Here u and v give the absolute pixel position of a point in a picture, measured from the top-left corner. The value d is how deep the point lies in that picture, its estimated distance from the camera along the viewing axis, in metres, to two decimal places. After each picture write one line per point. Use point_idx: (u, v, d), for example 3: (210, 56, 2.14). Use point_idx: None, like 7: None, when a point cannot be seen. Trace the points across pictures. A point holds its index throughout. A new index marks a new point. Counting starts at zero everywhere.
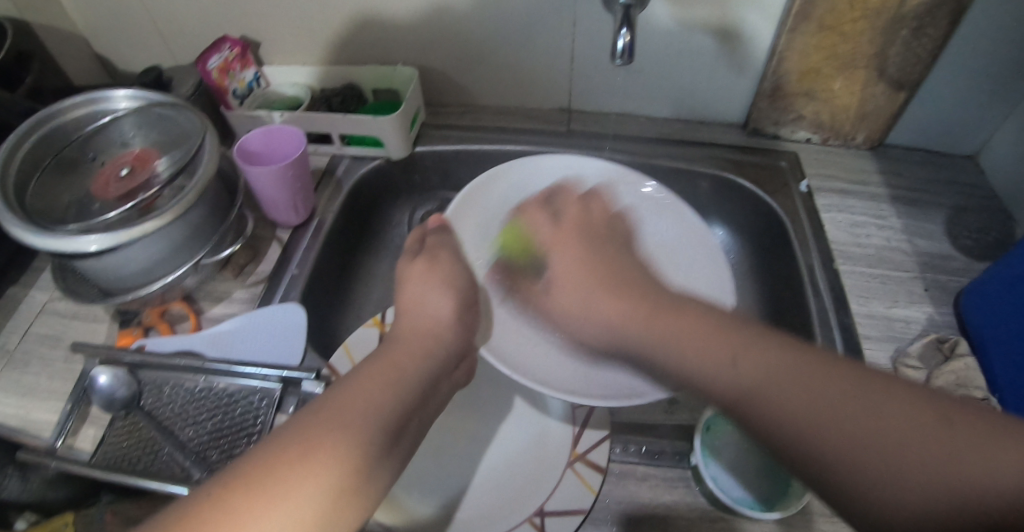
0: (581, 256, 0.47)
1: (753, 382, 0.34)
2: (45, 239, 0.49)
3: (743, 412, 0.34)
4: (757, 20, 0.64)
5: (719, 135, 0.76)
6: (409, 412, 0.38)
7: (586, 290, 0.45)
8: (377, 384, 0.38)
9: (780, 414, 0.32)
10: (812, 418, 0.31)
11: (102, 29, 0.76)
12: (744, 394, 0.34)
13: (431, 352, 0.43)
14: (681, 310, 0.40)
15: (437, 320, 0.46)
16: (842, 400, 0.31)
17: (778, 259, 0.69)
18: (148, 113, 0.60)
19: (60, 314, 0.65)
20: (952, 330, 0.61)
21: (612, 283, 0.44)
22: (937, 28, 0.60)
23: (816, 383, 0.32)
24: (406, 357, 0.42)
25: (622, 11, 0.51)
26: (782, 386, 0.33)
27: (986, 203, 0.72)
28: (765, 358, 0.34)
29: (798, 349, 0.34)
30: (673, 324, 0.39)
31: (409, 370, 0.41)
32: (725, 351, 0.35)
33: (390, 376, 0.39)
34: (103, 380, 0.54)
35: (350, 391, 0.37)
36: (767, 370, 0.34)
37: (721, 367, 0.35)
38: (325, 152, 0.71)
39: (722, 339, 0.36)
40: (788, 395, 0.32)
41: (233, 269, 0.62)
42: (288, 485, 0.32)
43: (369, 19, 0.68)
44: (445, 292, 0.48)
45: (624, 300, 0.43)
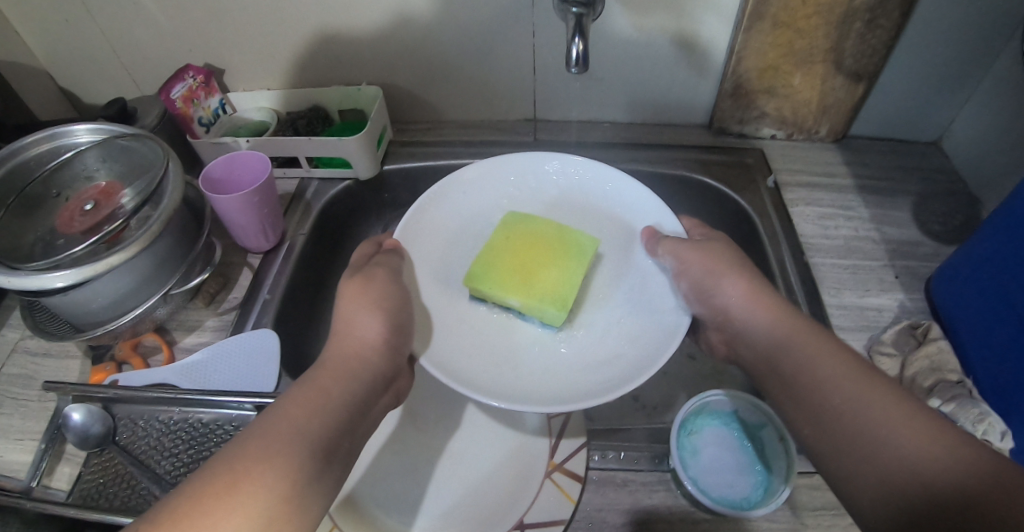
0: (705, 249, 0.52)
1: (837, 381, 0.41)
2: (8, 277, 0.48)
3: (784, 369, 0.45)
4: (713, 21, 0.65)
5: (685, 136, 0.77)
6: (340, 432, 0.38)
7: (740, 295, 0.49)
8: (306, 409, 0.38)
9: (823, 402, 0.41)
10: (830, 383, 0.42)
11: (64, 63, 0.75)
12: (812, 380, 0.43)
13: (356, 375, 0.42)
14: (794, 320, 0.46)
15: (363, 342, 0.44)
16: (889, 409, 0.39)
17: (750, 255, 0.69)
18: (111, 145, 0.60)
19: (32, 353, 0.64)
20: (924, 316, 0.62)
21: (776, 309, 0.47)
22: (889, 19, 0.62)
23: (875, 395, 0.39)
24: (338, 380, 0.41)
25: (574, 19, 0.51)
26: (850, 386, 0.41)
27: (951, 188, 0.73)
28: (800, 329, 0.45)
29: (875, 372, 0.41)
30: (779, 327, 0.46)
31: (334, 395, 0.40)
32: (774, 317, 0.47)
33: (316, 404, 0.39)
34: (76, 417, 0.53)
35: (279, 415, 0.37)
36: (797, 339, 0.45)
37: (811, 369, 0.43)
38: (294, 175, 0.70)
39: (770, 311, 0.47)
40: (806, 359, 0.44)
41: (204, 297, 0.62)
42: (222, 510, 0.32)
43: (330, 40, 0.69)
44: (375, 313, 0.46)
45: (780, 316, 0.47)
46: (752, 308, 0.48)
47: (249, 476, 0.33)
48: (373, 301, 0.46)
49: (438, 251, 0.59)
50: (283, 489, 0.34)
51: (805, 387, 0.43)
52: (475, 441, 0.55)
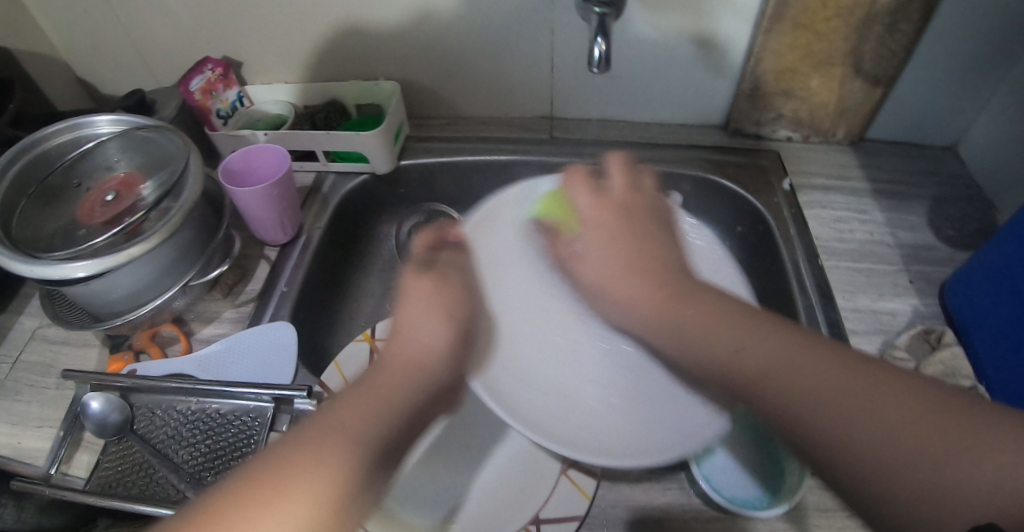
0: (616, 235, 0.45)
1: (759, 370, 0.34)
2: (32, 267, 0.49)
3: (682, 354, 0.38)
4: (732, 22, 0.65)
5: (701, 136, 0.76)
6: (400, 429, 0.36)
7: (633, 286, 0.41)
8: (370, 403, 0.36)
9: (766, 395, 0.34)
10: (810, 389, 0.32)
11: (84, 53, 0.76)
12: (738, 376, 0.35)
13: (423, 378, 0.40)
14: (657, 283, 0.41)
15: (428, 345, 0.41)
16: (849, 380, 0.32)
17: (764, 258, 0.69)
18: (131, 137, 0.60)
19: (50, 340, 0.64)
20: (938, 321, 0.62)
21: (643, 270, 0.42)
22: (909, 23, 0.61)
23: (825, 371, 0.32)
24: (400, 377, 0.39)
25: (597, 19, 0.51)
26: (787, 366, 0.33)
27: (967, 193, 0.73)
28: (734, 324, 0.37)
29: (810, 341, 0.34)
30: (652, 300, 0.40)
31: (398, 396, 0.37)
32: (703, 314, 0.38)
33: (377, 400, 0.37)
34: (95, 405, 0.54)
35: (342, 411, 0.36)
36: (714, 343, 0.36)
37: (733, 356, 0.35)
38: (310, 169, 0.71)
39: (672, 306, 0.39)
40: (742, 361, 0.35)
41: (221, 289, 0.62)
42: (284, 495, 0.31)
43: (348, 34, 0.69)
44: (444, 320, 0.43)
45: (630, 275, 0.42)
46: (614, 265, 0.44)
47: (312, 468, 0.32)
48: (443, 303, 0.45)
49: (497, 272, 0.60)
50: (344, 486, 0.32)
51: (766, 404, 0.34)
52: (487, 437, 0.55)
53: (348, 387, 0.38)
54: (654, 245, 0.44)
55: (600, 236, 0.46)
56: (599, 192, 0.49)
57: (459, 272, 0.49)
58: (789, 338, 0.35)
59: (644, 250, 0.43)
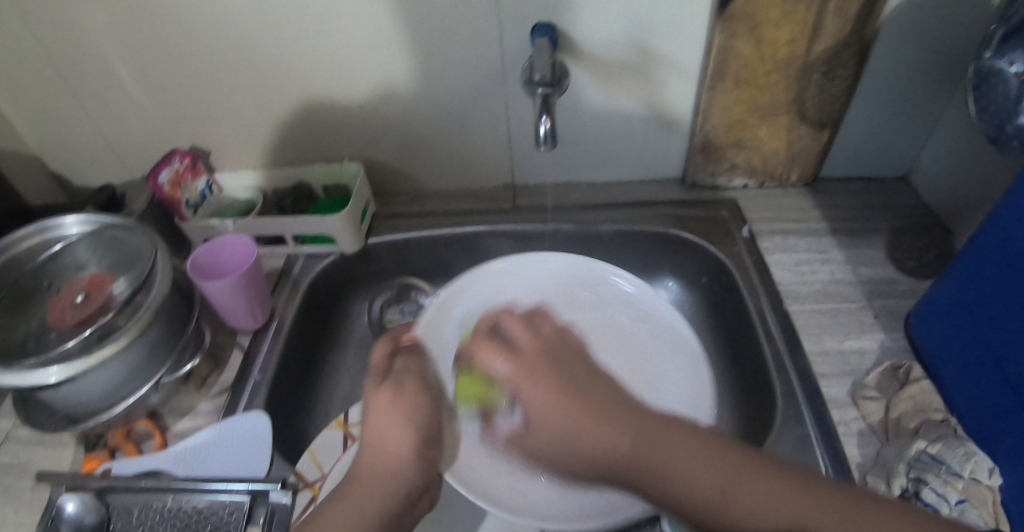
0: (550, 386, 0.44)
1: (725, 487, 0.36)
2: (2, 375, 0.49)
3: (647, 482, 0.39)
4: (678, 83, 0.68)
5: (660, 192, 0.79)
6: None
7: (559, 408, 0.43)
8: (352, 513, 0.42)
9: (739, 516, 0.36)
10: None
11: (57, 151, 0.78)
12: (705, 502, 0.37)
13: (390, 489, 0.44)
14: (618, 418, 0.42)
15: (399, 450, 0.46)
16: (797, 504, 0.35)
17: (731, 305, 0.71)
18: (102, 236, 0.62)
19: (24, 441, 0.64)
20: (905, 355, 0.63)
21: (585, 402, 0.43)
22: (845, 69, 0.65)
23: (789, 490, 0.35)
24: (377, 488, 0.44)
25: (541, 100, 0.54)
26: (739, 489, 0.36)
27: (924, 222, 0.75)
28: (694, 464, 0.38)
29: (736, 454, 0.38)
30: (618, 437, 0.40)
31: (366, 510, 0.43)
32: (668, 459, 0.38)
33: (354, 514, 0.42)
34: (70, 507, 0.54)
35: (329, 520, 0.42)
36: (694, 487, 0.37)
37: (681, 476, 0.38)
38: (281, 253, 0.72)
39: (641, 453, 0.39)
40: (723, 506, 0.36)
41: (196, 381, 0.63)
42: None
43: (313, 119, 0.71)
44: (405, 424, 0.48)
45: (588, 426, 0.42)
46: (569, 431, 0.42)
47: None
48: (410, 413, 0.49)
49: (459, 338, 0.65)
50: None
51: None
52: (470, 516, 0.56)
53: (331, 500, 0.44)
54: (587, 380, 0.45)
55: (528, 381, 0.46)
56: (518, 350, 0.48)
57: (416, 380, 0.52)
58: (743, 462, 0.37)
59: (583, 378, 0.45)
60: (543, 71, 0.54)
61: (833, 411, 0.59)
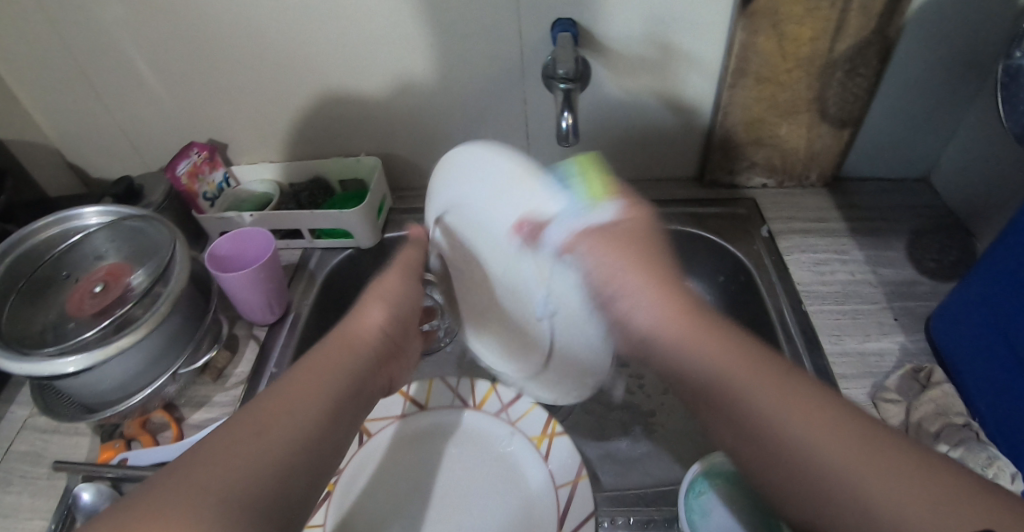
0: (623, 250, 0.43)
1: (795, 414, 0.35)
2: (22, 364, 0.49)
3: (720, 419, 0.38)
4: (698, 79, 0.68)
5: (677, 189, 0.79)
6: (342, 413, 0.40)
7: (671, 326, 0.41)
8: (302, 409, 0.37)
9: (830, 477, 0.32)
10: (835, 455, 0.33)
11: (76, 143, 0.78)
12: (762, 420, 0.36)
13: (351, 364, 0.43)
14: (713, 336, 0.40)
15: (365, 341, 0.46)
16: (855, 444, 0.33)
17: (750, 304, 0.70)
18: (120, 227, 0.62)
19: (42, 430, 0.64)
20: (927, 357, 0.62)
21: (698, 325, 0.40)
22: (868, 68, 0.64)
23: (853, 432, 0.33)
24: (319, 378, 0.40)
25: (562, 94, 0.53)
26: (853, 455, 0.32)
27: (944, 224, 0.74)
28: (784, 389, 0.36)
29: (871, 432, 0.33)
30: (719, 348, 0.39)
31: (317, 395, 0.39)
32: (759, 376, 0.37)
33: (253, 440, 0.34)
34: (86, 496, 0.54)
35: (304, 380, 0.40)
36: (769, 408, 0.36)
37: (754, 399, 0.37)
38: (296, 246, 0.72)
39: (742, 361, 0.38)
40: (785, 427, 0.35)
41: (212, 373, 0.63)
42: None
43: (330, 112, 0.71)
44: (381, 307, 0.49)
45: (701, 337, 0.40)
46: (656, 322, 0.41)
47: (188, 503, 0.29)
48: (380, 312, 0.49)
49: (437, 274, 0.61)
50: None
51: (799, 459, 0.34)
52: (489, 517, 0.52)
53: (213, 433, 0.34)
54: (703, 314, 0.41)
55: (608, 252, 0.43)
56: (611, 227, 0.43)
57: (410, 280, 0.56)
58: (840, 411, 0.35)
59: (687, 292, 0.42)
60: (567, 66, 0.52)
61: None
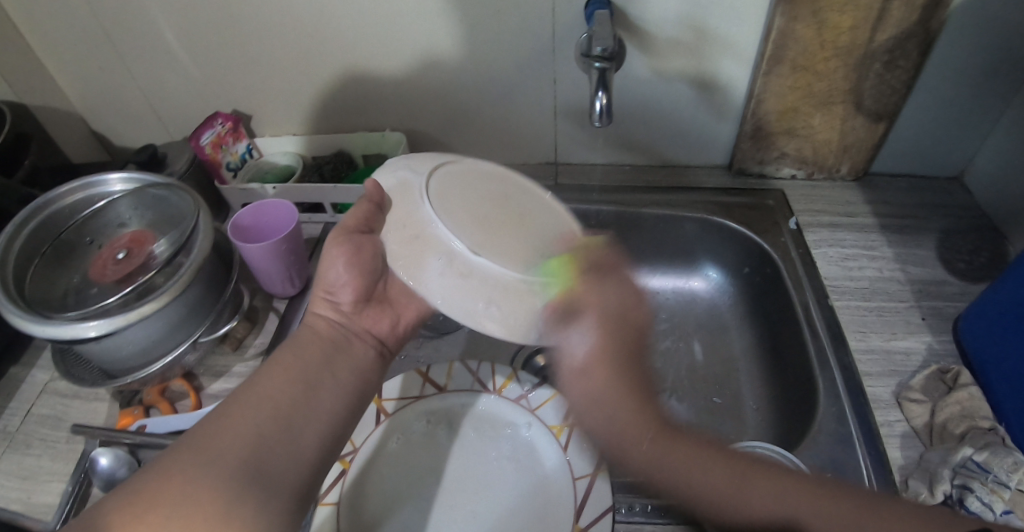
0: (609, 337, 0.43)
1: (731, 485, 0.39)
2: (46, 326, 0.49)
3: (702, 500, 0.40)
4: (731, 64, 0.67)
5: (704, 178, 0.77)
6: (321, 378, 0.43)
7: (614, 406, 0.42)
8: (281, 379, 0.41)
9: (793, 528, 0.37)
10: (766, 507, 0.38)
11: (101, 111, 0.78)
12: (712, 503, 0.40)
13: (330, 338, 0.46)
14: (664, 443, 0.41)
15: (325, 329, 0.47)
16: (783, 497, 0.38)
17: (774, 297, 0.69)
18: (143, 194, 0.62)
19: (61, 394, 0.65)
20: (954, 359, 0.60)
21: (627, 399, 0.42)
22: (907, 60, 0.62)
23: (782, 484, 0.38)
24: (298, 356, 0.43)
25: (597, 73, 0.54)
26: (786, 494, 0.38)
27: (977, 223, 0.72)
28: (710, 466, 0.40)
29: (799, 482, 0.38)
30: (662, 441, 0.41)
31: (298, 375, 0.42)
32: (696, 460, 0.41)
33: (254, 398, 0.39)
34: (103, 461, 0.54)
35: (284, 352, 0.44)
36: (699, 476, 0.40)
37: (695, 480, 0.40)
38: (318, 221, 0.72)
39: (682, 447, 0.41)
40: (726, 490, 0.39)
41: (232, 343, 0.63)
42: (186, 488, 0.33)
43: (355, 86, 0.71)
44: (349, 267, 0.47)
45: (630, 403, 0.42)
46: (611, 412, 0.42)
47: (209, 462, 0.34)
48: (326, 284, 0.48)
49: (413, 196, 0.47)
50: (218, 490, 0.33)
51: (753, 512, 0.38)
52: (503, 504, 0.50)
53: (223, 399, 0.39)
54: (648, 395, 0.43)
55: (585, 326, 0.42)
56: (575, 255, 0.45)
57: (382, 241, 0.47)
58: (761, 470, 0.40)
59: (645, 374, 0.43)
60: (605, 43, 0.52)
61: (876, 411, 0.57)
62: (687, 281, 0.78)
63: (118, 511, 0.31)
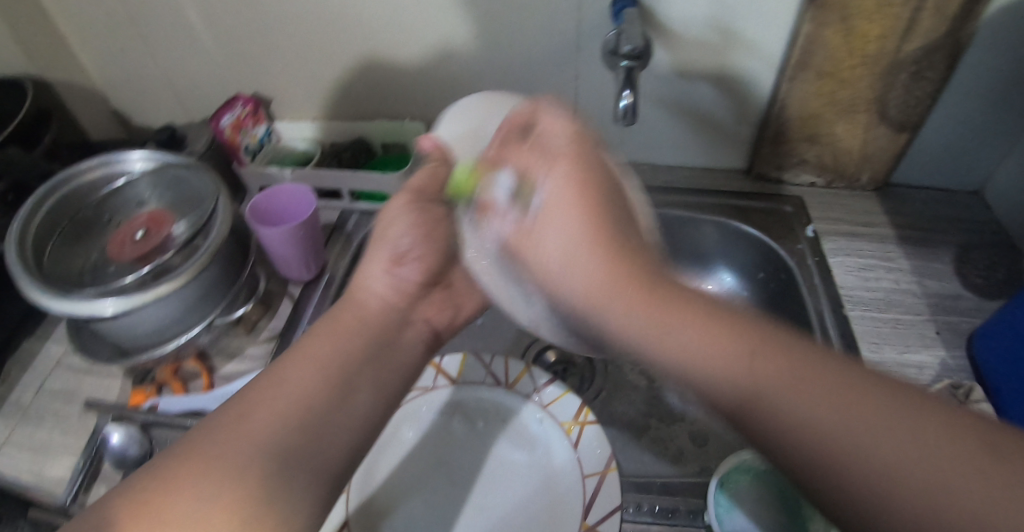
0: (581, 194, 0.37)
1: (759, 378, 0.28)
2: (64, 303, 0.50)
3: (730, 408, 0.29)
4: (756, 68, 0.66)
5: (722, 181, 0.77)
6: (363, 366, 0.38)
7: (601, 279, 0.34)
8: (311, 372, 0.36)
9: (860, 457, 0.25)
10: (814, 415, 0.26)
11: (121, 89, 0.78)
12: (743, 394, 0.28)
13: (373, 320, 0.41)
14: (676, 304, 0.32)
15: (378, 309, 0.43)
16: (836, 403, 0.26)
17: (788, 304, 0.69)
18: (163, 174, 0.62)
19: (74, 369, 0.65)
20: (968, 375, 0.60)
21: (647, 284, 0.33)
22: (935, 71, 0.61)
23: (830, 381, 0.27)
24: (341, 343, 0.38)
25: (625, 72, 0.54)
26: (858, 414, 0.26)
27: (996, 240, 0.71)
28: (745, 338, 0.30)
29: (856, 379, 0.27)
30: (704, 335, 0.30)
31: (336, 356, 0.37)
32: (717, 334, 0.30)
33: (279, 396, 0.34)
34: (116, 438, 0.55)
35: (325, 329, 0.40)
36: (725, 367, 0.29)
37: (710, 359, 0.29)
38: (335, 207, 0.73)
39: (685, 316, 0.31)
40: (758, 389, 0.28)
41: (246, 326, 0.64)
42: (201, 476, 0.30)
43: (375, 74, 0.70)
44: (410, 234, 0.47)
45: (650, 303, 0.32)
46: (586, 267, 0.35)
47: (223, 453, 0.31)
48: (392, 253, 0.46)
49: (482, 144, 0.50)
50: (241, 476, 0.30)
51: (788, 414, 0.27)
52: (513, 496, 0.51)
53: (251, 385, 0.35)
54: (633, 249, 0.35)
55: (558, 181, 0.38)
56: (549, 149, 0.40)
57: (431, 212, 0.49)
58: (813, 358, 0.28)
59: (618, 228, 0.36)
60: (634, 41, 0.52)
61: None
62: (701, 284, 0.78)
63: (147, 477, 0.30)
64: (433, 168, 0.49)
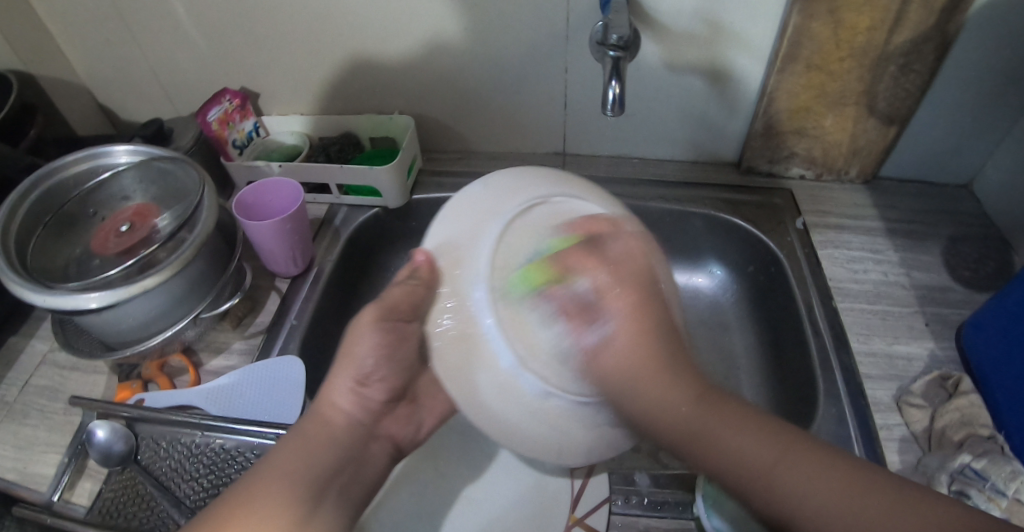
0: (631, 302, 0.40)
1: (697, 419, 0.37)
2: (45, 296, 0.49)
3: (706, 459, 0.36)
4: (745, 59, 0.66)
5: (713, 174, 0.77)
6: (329, 486, 0.40)
7: (630, 355, 0.39)
8: (281, 488, 0.38)
9: (790, 501, 0.33)
10: (738, 447, 0.36)
11: (108, 84, 0.78)
12: (685, 433, 0.37)
13: (337, 435, 0.43)
14: (671, 368, 0.39)
15: (343, 425, 0.44)
16: (758, 439, 0.35)
17: (777, 297, 0.69)
18: (148, 167, 0.61)
19: (60, 365, 0.65)
20: (956, 366, 0.60)
21: (666, 353, 0.40)
22: (923, 63, 0.61)
23: (754, 428, 0.36)
24: (309, 453, 0.41)
25: (612, 62, 0.54)
26: (789, 464, 0.34)
27: (984, 233, 0.71)
28: (694, 398, 0.38)
29: (772, 423, 0.37)
30: (688, 406, 0.38)
31: (311, 469, 0.40)
32: (675, 388, 0.39)
33: (248, 514, 0.37)
34: (100, 434, 0.54)
35: (288, 448, 0.41)
36: (677, 417, 0.38)
37: (672, 411, 0.38)
38: (323, 201, 0.73)
39: (661, 378, 0.39)
40: (698, 433, 0.37)
41: (232, 320, 0.63)
42: None
43: (364, 67, 0.70)
44: (378, 348, 0.45)
45: (658, 372, 0.39)
46: (617, 350, 0.39)
47: None
48: (358, 372, 0.45)
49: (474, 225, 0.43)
50: None
51: (715, 449, 0.36)
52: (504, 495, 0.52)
53: (231, 493, 0.38)
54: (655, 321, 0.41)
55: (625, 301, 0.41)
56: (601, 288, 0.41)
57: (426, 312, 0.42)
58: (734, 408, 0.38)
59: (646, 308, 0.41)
60: (621, 31, 0.52)
61: (875, 414, 0.56)
62: (691, 277, 0.78)
63: None
64: (412, 288, 0.42)
